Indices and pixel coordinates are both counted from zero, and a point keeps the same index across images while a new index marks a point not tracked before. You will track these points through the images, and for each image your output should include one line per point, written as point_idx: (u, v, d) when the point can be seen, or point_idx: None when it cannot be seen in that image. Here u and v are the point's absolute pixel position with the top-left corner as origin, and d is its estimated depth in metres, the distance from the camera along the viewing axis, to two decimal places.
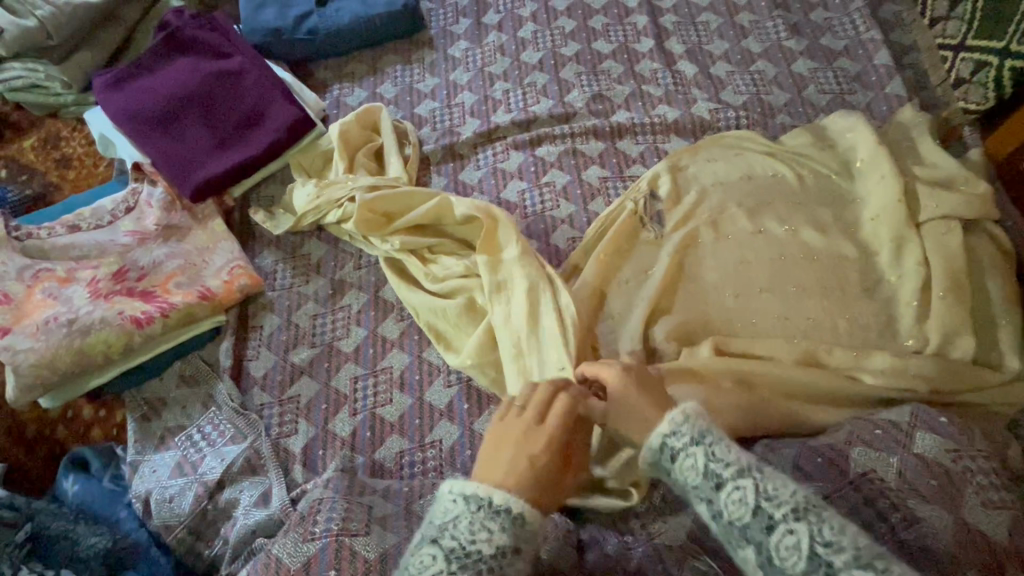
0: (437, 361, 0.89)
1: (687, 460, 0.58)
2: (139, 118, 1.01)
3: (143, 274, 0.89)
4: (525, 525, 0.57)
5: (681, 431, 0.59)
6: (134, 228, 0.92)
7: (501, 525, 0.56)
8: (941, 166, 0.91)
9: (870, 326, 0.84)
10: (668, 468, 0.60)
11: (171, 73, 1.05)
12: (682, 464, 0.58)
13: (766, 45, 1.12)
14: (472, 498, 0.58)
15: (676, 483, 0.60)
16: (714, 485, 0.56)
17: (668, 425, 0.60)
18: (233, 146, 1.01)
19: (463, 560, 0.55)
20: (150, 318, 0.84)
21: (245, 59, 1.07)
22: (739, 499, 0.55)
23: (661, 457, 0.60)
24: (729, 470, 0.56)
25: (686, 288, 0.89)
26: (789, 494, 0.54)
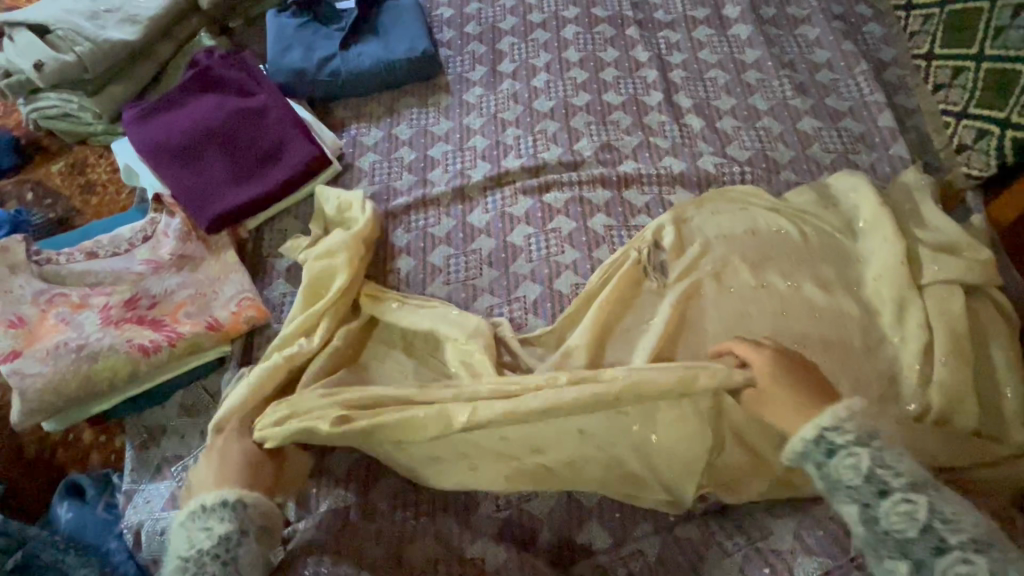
0: None
1: (848, 459, 0.60)
2: (163, 152, 1.05)
3: (154, 302, 0.91)
4: (246, 507, 0.66)
5: (844, 430, 0.61)
6: (149, 256, 0.95)
7: (222, 516, 0.65)
8: (944, 229, 0.91)
9: (874, 387, 0.83)
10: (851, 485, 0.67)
11: (197, 109, 1.09)
12: (839, 462, 0.60)
13: (772, 102, 1.15)
14: (193, 512, 0.66)
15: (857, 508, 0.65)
16: (878, 489, 0.58)
17: (831, 420, 0.62)
18: (251, 181, 1.05)
19: (191, 564, 0.61)
20: (157, 347, 0.86)
21: (268, 97, 1.11)
22: None
23: (815, 449, 0.62)
24: (898, 482, 0.58)
25: (690, 341, 0.90)
26: None
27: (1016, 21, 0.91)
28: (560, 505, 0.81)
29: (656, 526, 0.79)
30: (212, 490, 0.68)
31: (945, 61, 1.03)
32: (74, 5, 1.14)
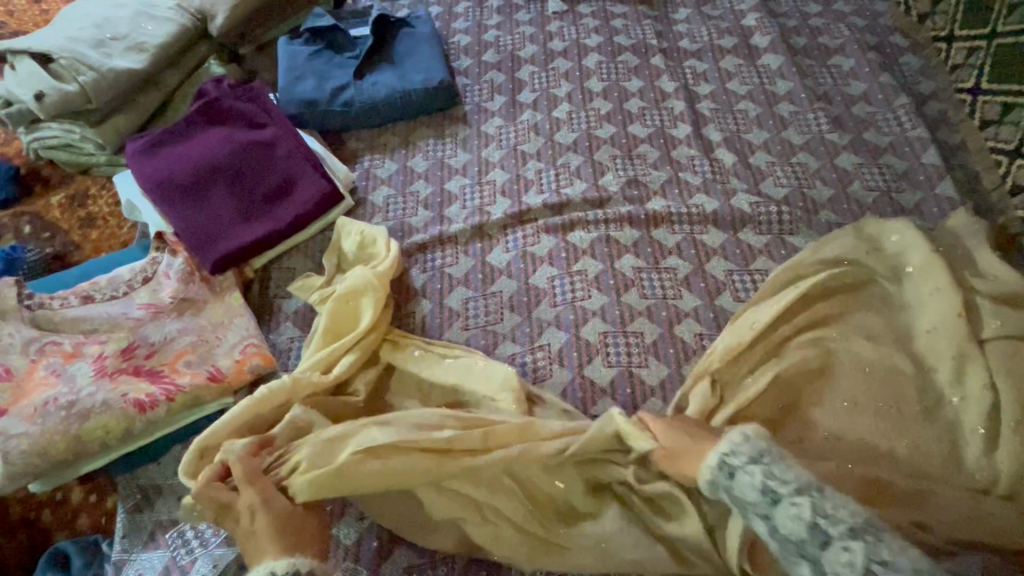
0: None
1: (791, 509, 0.57)
2: (167, 188, 0.99)
3: (153, 351, 0.85)
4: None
5: (740, 451, 0.62)
6: (148, 300, 0.89)
7: None
8: (1004, 279, 0.85)
9: (932, 452, 0.76)
10: None
11: (204, 141, 1.04)
12: (782, 513, 0.58)
13: (807, 137, 1.09)
14: None
15: None
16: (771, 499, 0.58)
17: (728, 444, 0.63)
18: (259, 218, 0.99)
19: None
20: (154, 402, 0.79)
21: (279, 130, 1.06)
22: None
23: (719, 476, 0.62)
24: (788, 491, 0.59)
25: (727, 398, 0.81)
26: None
27: None
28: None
29: None
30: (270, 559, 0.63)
31: (995, 95, 1.01)
32: (78, 33, 1.10)
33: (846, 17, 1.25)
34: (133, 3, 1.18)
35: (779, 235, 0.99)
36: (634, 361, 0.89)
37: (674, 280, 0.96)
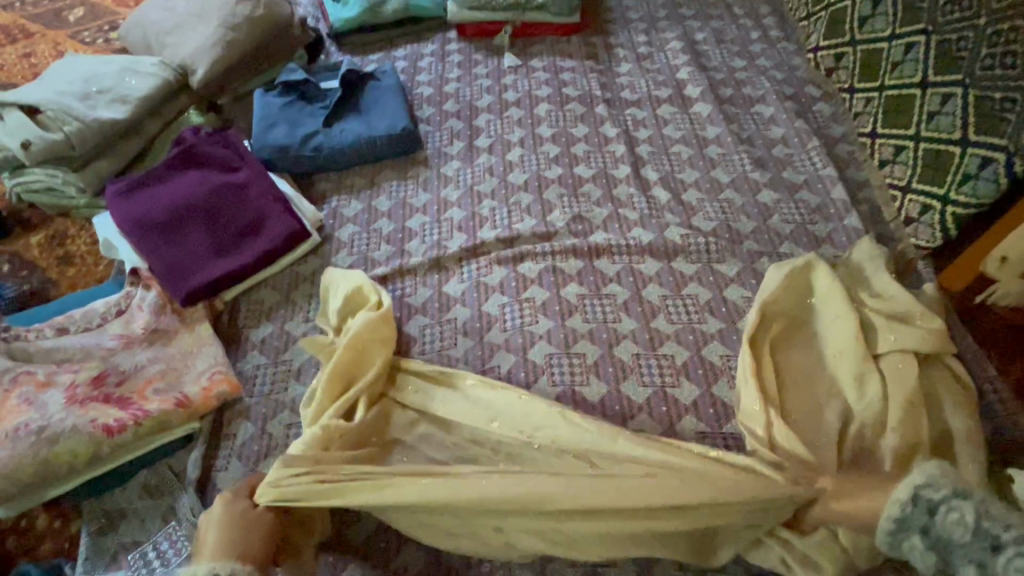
0: None
1: (951, 513, 0.63)
2: (143, 227, 1.06)
3: (123, 378, 0.90)
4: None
5: (939, 485, 0.64)
6: (121, 331, 0.95)
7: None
8: (899, 298, 0.95)
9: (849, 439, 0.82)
10: (921, 527, 0.64)
11: (181, 184, 1.13)
12: (942, 519, 0.63)
13: (733, 176, 1.21)
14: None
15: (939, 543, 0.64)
16: (928, 510, 0.64)
17: (923, 478, 0.65)
18: (229, 254, 1.06)
19: None
20: (122, 426, 0.84)
21: (251, 173, 1.15)
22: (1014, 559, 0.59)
23: (917, 510, 0.64)
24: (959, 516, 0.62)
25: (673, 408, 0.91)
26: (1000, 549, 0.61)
27: (945, 108, 0.98)
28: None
29: None
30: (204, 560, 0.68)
31: (888, 138, 1.09)
32: (66, 87, 1.19)
33: (766, 71, 1.41)
34: (119, 60, 1.29)
35: (709, 263, 1.09)
36: (576, 380, 0.96)
37: (614, 305, 1.05)
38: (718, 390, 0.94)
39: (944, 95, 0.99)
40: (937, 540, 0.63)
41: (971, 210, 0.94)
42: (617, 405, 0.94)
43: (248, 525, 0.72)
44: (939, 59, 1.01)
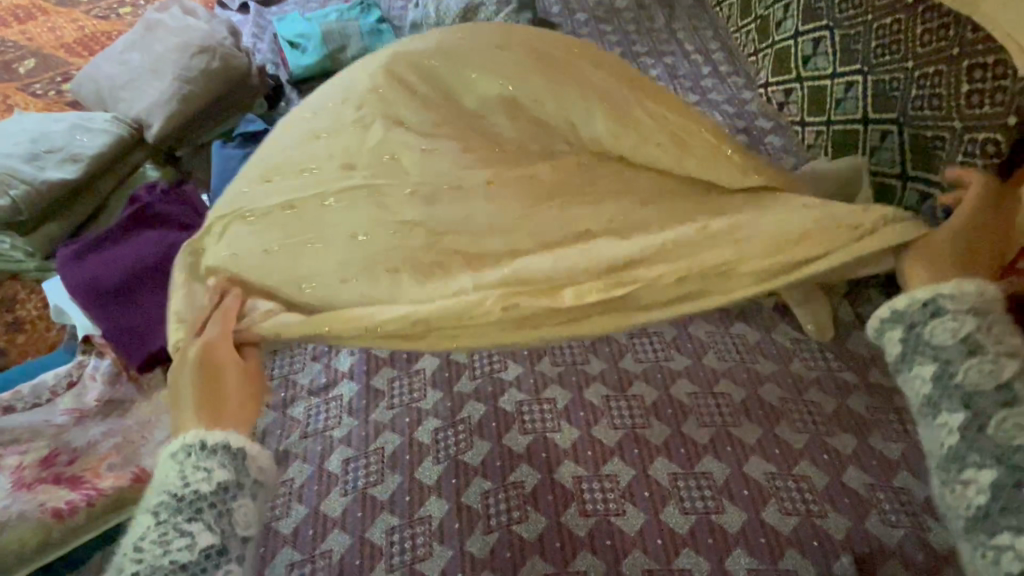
0: (380, 543, 0.85)
1: (950, 321, 0.63)
2: (98, 293, 1.03)
3: (75, 457, 0.87)
4: (247, 458, 0.63)
5: (914, 301, 0.66)
6: (73, 406, 0.92)
7: (219, 460, 0.61)
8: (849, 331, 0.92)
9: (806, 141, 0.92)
10: (914, 323, 0.65)
11: (134, 246, 1.10)
12: (940, 322, 0.64)
13: None
14: (187, 447, 0.62)
15: (914, 339, 0.65)
16: (968, 348, 0.62)
17: (894, 301, 0.67)
18: None
19: (179, 505, 0.59)
20: (74, 508, 0.80)
21: None
22: (951, 326, 0.63)
23: (895, 320, 0.67)
24: (996, 347, 0.62)
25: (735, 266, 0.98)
26: (950, 340, 0.63)
27: (884, 144, 1.01)
28: None
29: None
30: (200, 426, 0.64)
31: None
32: (12, 148, 1.16)
33: (719, 106, 1.46)
34: (70, 117, 1.26)
35: None
36: (548, 428, 0.96)
37: (582, 347, 1.05)
38: (687, 428, 0.95)
39: (882, 132, 1.02)
40: (915, 338, 0.65)
41: None
42: (589, 449, 0.93)
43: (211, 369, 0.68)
44: (875, 97, 1.04)
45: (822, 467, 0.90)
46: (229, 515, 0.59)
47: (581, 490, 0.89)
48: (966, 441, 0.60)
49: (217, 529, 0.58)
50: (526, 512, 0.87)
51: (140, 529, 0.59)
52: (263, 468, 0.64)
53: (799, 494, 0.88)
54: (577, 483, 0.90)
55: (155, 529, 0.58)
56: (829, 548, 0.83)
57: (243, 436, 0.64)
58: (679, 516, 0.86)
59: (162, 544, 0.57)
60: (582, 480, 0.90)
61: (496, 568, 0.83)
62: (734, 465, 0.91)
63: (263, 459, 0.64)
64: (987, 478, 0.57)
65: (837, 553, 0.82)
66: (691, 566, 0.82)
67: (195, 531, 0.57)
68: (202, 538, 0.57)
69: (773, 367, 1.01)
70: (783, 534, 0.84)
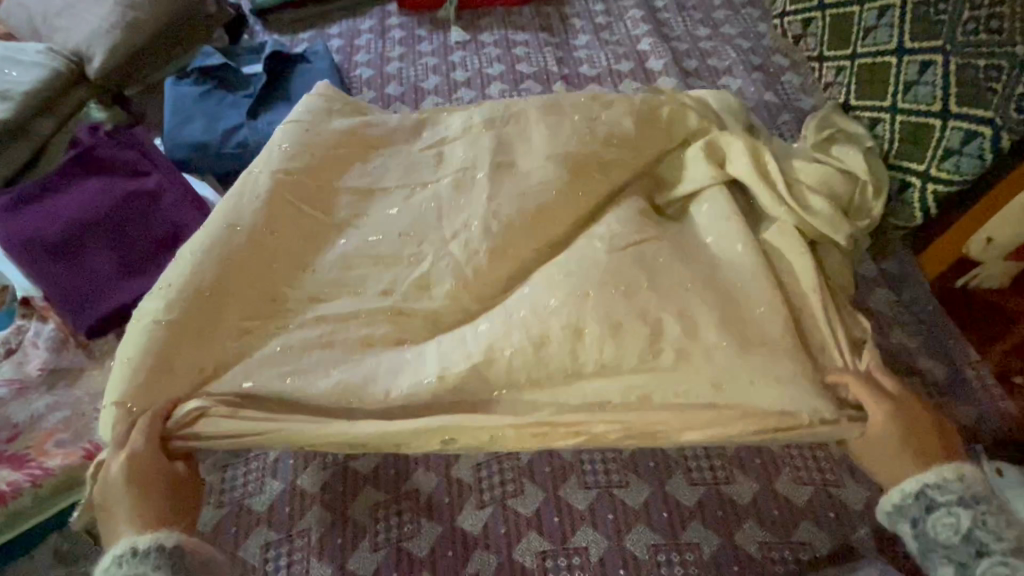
0: (363, 521, 0.78)
1: (948, 517, 0.58)
2: (34, 248, 0.91)
3: (17, 433, 0.77)
4: (186, 556, 0.58)
5: (938, 485, 0.59)
6: (12, 375, 0.81)
7: (154, 563, 0.56)
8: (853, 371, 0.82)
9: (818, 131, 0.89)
10: (915, 518, 0.60)
11: (78, 197, 0.97)
12: (937, 520, 0.58)
13: None
14: (118, 556, 0.57)
15: (919, 538, 0.60)
16: (975, 550, 0.56)
17: (929, 477, 0.60)
18: (142, 274, 0.92)
19: None
20: (18, 490, 0.72)
21: (163, 179, 1.00)
22: (952, 523, 0.57)
23: (904, 510, 0.61)
24: (1000, 544, 0.56)
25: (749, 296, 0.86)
26: (961, 524, 0.57)
27: (923, 77, 0.90)
28: None
29: None
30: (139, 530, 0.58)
31: (859, 112, 1.00)
32: None
33: (732, 39, 1.32)
34: None
35: None
36: None
37: None
38: None
39: (922, 64, 0.90)
40: (923, 538, 0.59)
41: (956, 186, 0.86)
42: None
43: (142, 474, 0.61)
44: (914, 23, 0.92)
45: None
46: None
47: (581, 462, 0.83)
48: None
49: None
50: (521, 485, 0.81)
51: None
52: (205, 563, 0.59)
53: (814, 463, 0.82)
54: (576, 454, 0.83)
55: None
56: (846, 520, 0.77)
57: (179, 534, 0.59)
58: (687, 488, 0.80)
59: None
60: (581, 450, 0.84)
61: (489, 546, 0.76)
62: None
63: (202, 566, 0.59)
64: None
65: (855, 525, 0.77)
66: (698, 540, 0.77)
67: None
68: None
69: None
70: (797, 505, 0.79)
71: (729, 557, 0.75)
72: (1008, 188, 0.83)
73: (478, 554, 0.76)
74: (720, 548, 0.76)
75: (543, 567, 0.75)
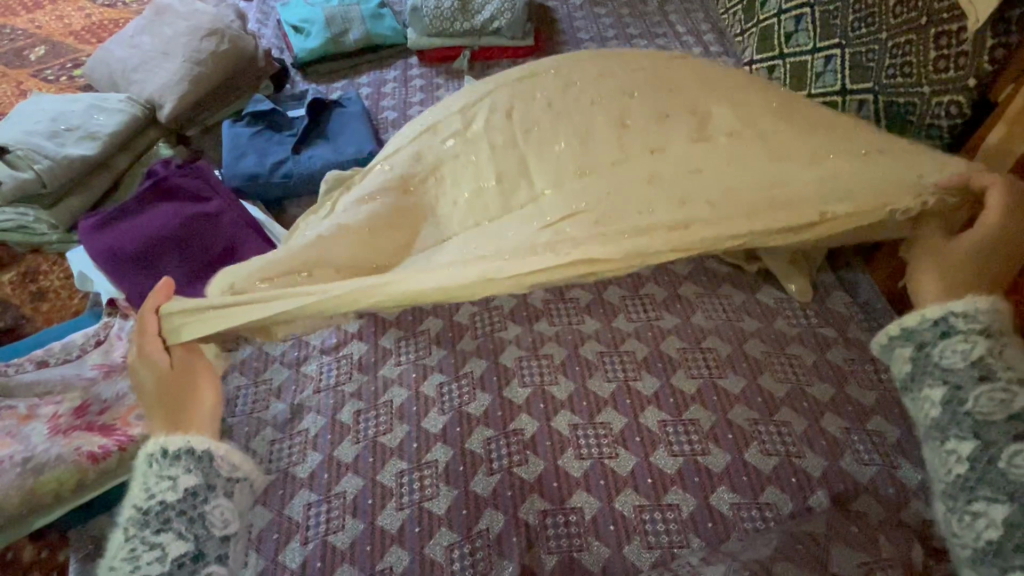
0: (390, 484, 0.92)
1: (960, 343, 0.63)
2: (121, 260, 1.10)
3: (105, 407, 0.92)
4: (213, 462, 0.63)
5: (975, 317, 0.64)
6: (101, 361, 0.97)
7: (184, 467, 0.62)
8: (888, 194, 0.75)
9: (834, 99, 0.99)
10: (926, 342, 0.66)
11: (154, 216, 1.16)
12: (945, 349, 0.64)
13: None
14: (152, 456, 0.63)
15: (920, 359, 0.66)
16: (979, 373, 0.62)
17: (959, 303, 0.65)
18: (205, 281, 1.11)
19: (148, 518, 0.60)
20: (106, 452, 0.86)
21: (224, 203, 1.18)
22: (959, 350, 0.63)
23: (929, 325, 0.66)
24: (1007, 373, 0.62)
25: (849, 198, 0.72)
26: (961, 364, 0.63)
27: (860, 113, 1.06)
28: (510, 559, 0.84)
29: None
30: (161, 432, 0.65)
31: None
32: (34, 127, 1.22)
33: None
34: (86, 98, 1.32)
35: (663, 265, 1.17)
36: (546, 380, 1.02)
37: (577, 308, 1.12)
38: (677, 380, 1.01)
39: (858, 102, 1.06)
40: (925, 358, 0.66)
41: None
42: (584, 400, 1.00)
43: (188, 373, 0.67)
44: (852, 69, 1.08)
45: (801, 414, 0.97)
46: (201, 520, 0.61)
47: (577, 436, 0.96)
48: (977, 471, 0.60)
49: (190, 535, 0.60)
50: (526, 456, 0.94)
51: (123, 533, 0.61)
52: (236, 465, 0.65)
53: (779, 437, 0.94)
54: (573, 430, 0.96)
55: (126, 544, 0.60)
56: (806, 484, 0.89)
57: (205, 436, 0.64)
58: (668, 458, 0.93)
59: (133, 559, 0.59)
60: (578, 429, 0.97)
61: (498, 506, 0.89)
62: (720, 412, 0.98)
63: (234, 455, 0.65)
64: (999, 514, 0.57)
65: (813, 489, 0.89)
66: (678, 502, 0.89)
67: (168, 540, 0.59)
68: (174, 548, 0.59)
69: (758, 324, 1.08)
70: (764, 472, 0.91)
71: (704, 515, 0.87)
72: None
73: (489, 512, 0.89)
74: (696, 508, 0.88)
75: (544, 523, 0.87)
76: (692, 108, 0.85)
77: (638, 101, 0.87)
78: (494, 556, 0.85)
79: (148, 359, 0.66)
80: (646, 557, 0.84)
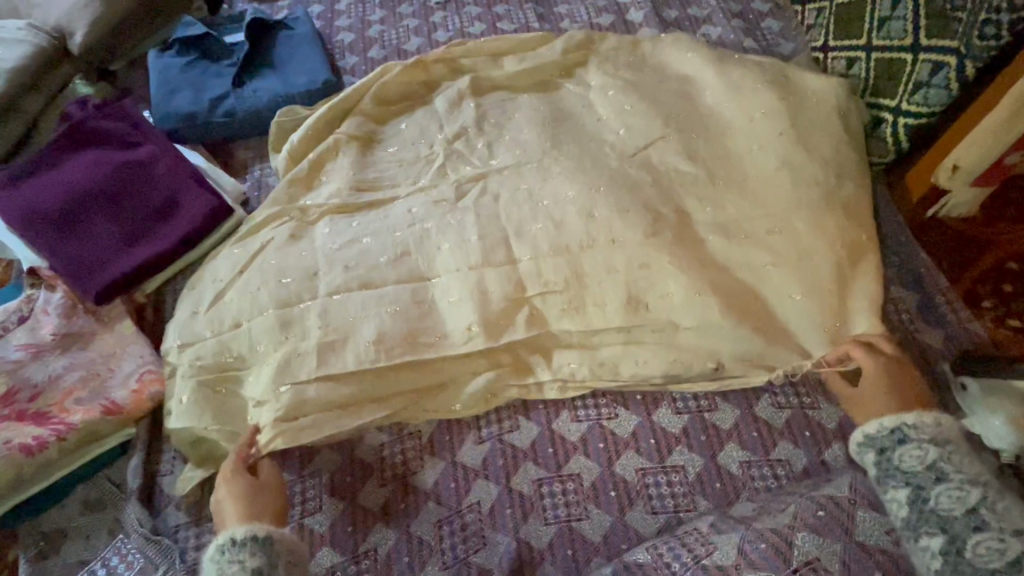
0: (371, 459, 0.84)
1: (915, 450, 0.68)
2: (43, 220, 0.94)
3: (37, 393, 0.82)
4: (275, 543, 0.67)
5: (925, 427, 0.69)
6: (27, 341, 0.84)
7: (251, 549, 0.65)
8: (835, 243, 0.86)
9: (824, 133, 0.91)
10: (883, 448, 0.70)
11: (76, 167, 1.00)
12: (904, 452, 0.69)
13: None
14: (221, 546, 0.67)
15: (883, 466, 0.70)
16: (935, 476, 0.67)
17: (914, 417, 0.70)
18: (144, 242, 0.95)
19: None
20: (43, 444, 0.77)
21: (157, 148, 1.02)
22: (917, 454, 0.68)
23: (887, 436, 0.70)
24: (958, 475, 0.66)
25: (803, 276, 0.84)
26: (919, 471, 0.67)
27: (896, 12, 0.92)
28: (505, 531, 0.78)
29: (609, 556, 0.76)
30: (234, 525, 0.68)
31: (841, 51, 1.01)
32: None
33: None
34: None
35: None
36: None
37: None
38: None
39: None
40: (888, 463, 0.69)
41: (924, 119, 0.90)
42: None
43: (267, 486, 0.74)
44: None
45: None
46: None
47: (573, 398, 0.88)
48: (951, 565, 0.62)
49: None
50: (517, 421, 0.86)
51: None
52: (293, 549, 0.68)
53: (792, 389, 0.87)
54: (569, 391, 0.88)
55: None
56: (822, 438, 0.83)
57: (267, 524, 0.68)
58: (672, 416, 0.85)
59: None
60: None
61: (489, 477, 0.82)
62: None
63: (289, 541, 0.69)
64: None
65: (829, 442, 0.82)
66: (684, 463, 0.82)
67: None
68: None
69: None
70: (776, 427, 0.84)
71: (713, 476, 0.81)
72: (979, 111, 0.86)
73: (479, 484, 0.81)
74: (705, 468, 0.81)
75: (540, 493, 0.80)
76: (645, 205, 0.89)
77: (603, 199, 0.90)
78: (487, 530, 0.78)
79: (235, 477, 0.73)
80: (651, 524, 0.78)
